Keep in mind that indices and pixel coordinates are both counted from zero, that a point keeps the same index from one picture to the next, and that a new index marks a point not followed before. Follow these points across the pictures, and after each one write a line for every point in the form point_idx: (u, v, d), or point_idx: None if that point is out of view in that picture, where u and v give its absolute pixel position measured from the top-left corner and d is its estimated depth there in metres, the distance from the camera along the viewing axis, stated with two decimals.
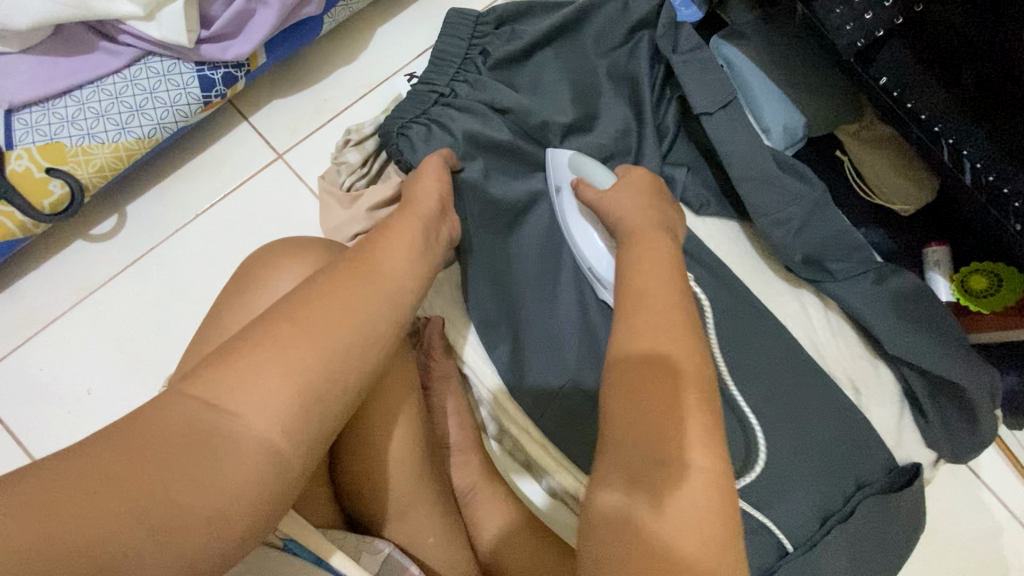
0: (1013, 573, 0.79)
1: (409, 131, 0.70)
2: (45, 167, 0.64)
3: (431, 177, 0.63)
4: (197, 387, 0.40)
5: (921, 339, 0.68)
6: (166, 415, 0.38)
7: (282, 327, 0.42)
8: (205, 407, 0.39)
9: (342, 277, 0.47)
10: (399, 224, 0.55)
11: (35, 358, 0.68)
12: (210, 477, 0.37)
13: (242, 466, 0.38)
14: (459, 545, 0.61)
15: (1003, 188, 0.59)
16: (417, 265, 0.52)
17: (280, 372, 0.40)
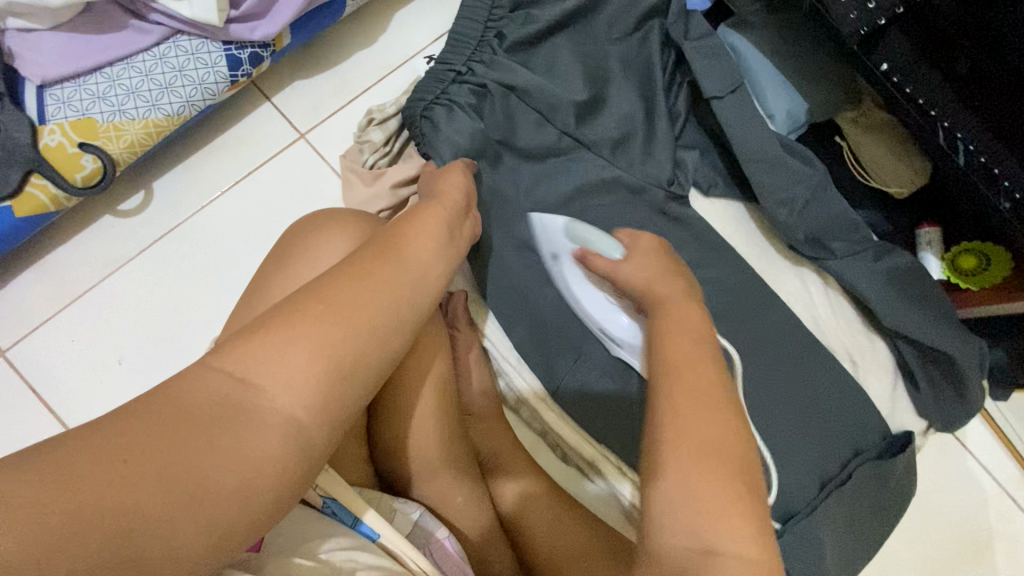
0: (996, 537, 0.85)
1: (432, 113, 0.73)
2: (78, 142, 0.65)
3: (459, 172, 0.64)
4: (233, 362, 0.41)
5: (915, 311, 0.73)
6: (227, 364, 0.41)
7: (331, 292, 0.45)
8: (234, 382, 0.40)
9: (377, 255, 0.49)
10: (425, 211, 0.56)
11: (66, 329, 0.70)
12: (273, 424, 0.40)
13: (303, 412, 0.41)
14: (483, 506, 0.64)
15: (994, 168, 0.63)
16: (445, 250, 0.54)
17: (332, 336, 0.43)
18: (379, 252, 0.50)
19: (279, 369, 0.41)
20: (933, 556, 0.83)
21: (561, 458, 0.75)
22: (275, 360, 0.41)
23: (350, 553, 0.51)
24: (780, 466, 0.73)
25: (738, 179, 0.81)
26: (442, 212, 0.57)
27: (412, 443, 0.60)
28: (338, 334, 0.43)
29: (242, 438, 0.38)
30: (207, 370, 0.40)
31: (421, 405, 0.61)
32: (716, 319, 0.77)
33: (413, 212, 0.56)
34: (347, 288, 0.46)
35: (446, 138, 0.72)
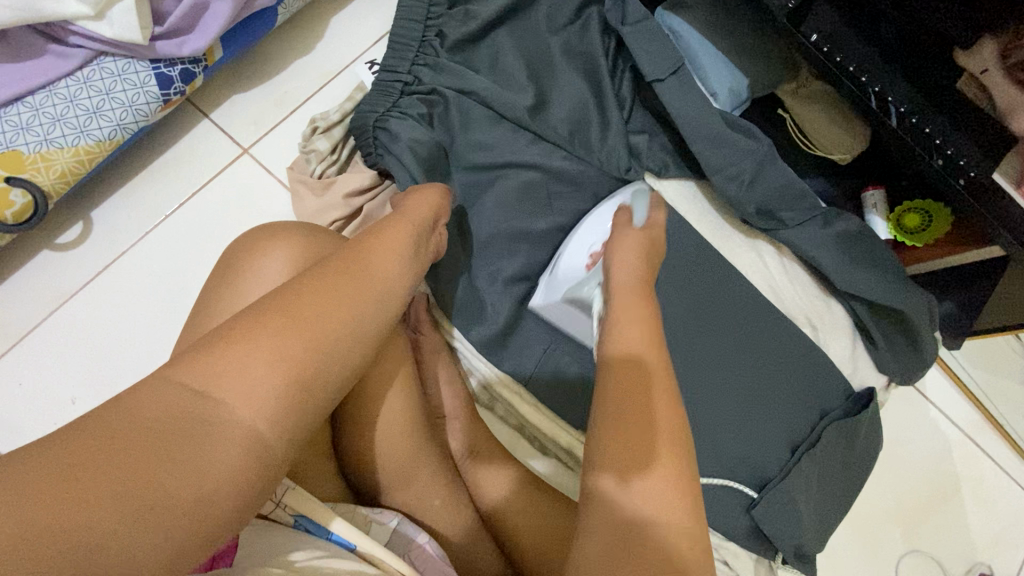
0: (960, 479, 0.88)
1: (388, 125, 0.72)
2: (5, 177, 0.63)
3: (428, 189, 0.63)
4: (173, 391, 0.39)
5: (865, 272, 0.75)
6: (176, 391, 0.39)
7: (268, 323, 0.43)
8: (193, 396, 0.39)
9: (335, 271, 0.48)
10: (391, 227, 0.55)
11: (12, 373, 0.67)
12: (225, 452, 0.38)
13: (253, 435, 0.39)
14: (464, 506, 0.64)
15: (925, 128, 0.67)
16: (402, 262, 0.53)
17: (284, 352, 0.42)
18: (338, 269, 0.49)
19: (236, 389, 0.39)
20: (908, 506, 0.87)
21: (539, 448, 0.76)
22: (231, 380, 0.40)
23: (327, 561, 0.50)
24: (751, 434, 0.75)
25: (687, 158, 0.83)
26: (410, 227, 0.56)
27: (384, 451, 0.60)
28: (277, 354, 0.41)
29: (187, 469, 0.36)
30: (158, 387, 0.39)
31: (386, 412, 0.60)
32: (676, 297, 0.78)
33: (379, 227, 0.55)
34: (291, 311, 0.44)
35: (405, 147, 0.71)
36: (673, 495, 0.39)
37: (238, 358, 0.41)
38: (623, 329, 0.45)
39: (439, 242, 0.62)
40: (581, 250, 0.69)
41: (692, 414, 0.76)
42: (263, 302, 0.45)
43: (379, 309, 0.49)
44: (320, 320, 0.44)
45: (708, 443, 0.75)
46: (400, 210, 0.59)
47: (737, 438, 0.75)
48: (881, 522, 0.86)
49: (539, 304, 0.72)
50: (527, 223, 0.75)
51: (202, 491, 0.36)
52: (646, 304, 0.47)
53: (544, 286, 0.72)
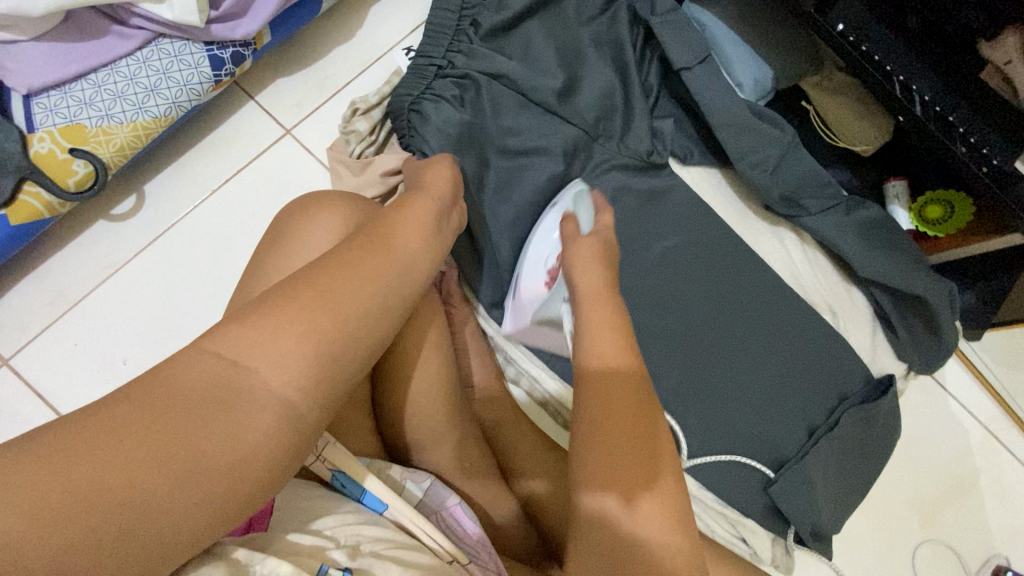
0: (978, 471, 0.89)
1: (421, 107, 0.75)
2: (68, 148, 0.67)
3: (443, 165, 0.64)
4: (221, 345, 0.41)
5: (886, 259, 0.77)
6: (241, 331, 0.42)
7: (324, 278, 0.46)
8: (255, 341, 0.42)
9: (381, 237, 0.51)
10: (414, 202, 0.57)
11: (67, 335, 0.71)
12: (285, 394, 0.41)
13: (306, 380, 0.42)
14: (491, 473, 0.67)
15: (948, 116, 0.69)
16: (434, 236, 0.55)
17: (333, 309, 0.44)
18: (383, 234, 0.52)
19: (294, 334, 0.42)
20: (925, 496, 0.87)
21: (563, 424, 0.78)
22: (286, 328, 0.42)
23: (354, 528, 0.52)
24: (768, 415, 0.77)
25: (713, 146, 0.85)
26: (429, 203, 0.57)
27: (416, 415, 0.63)
28: (330, 309, 0.44)
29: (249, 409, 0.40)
30: (223, 336, 0.42)
31: (420, 376, 0.62)
32: (698, 281, 0.81)
33: (403, 203, 0.56)
34: (342, 268, 0.47)
35: (434, 129, 0.75)
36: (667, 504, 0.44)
37: (296, 308, 0.43)
38: (596, 348, 0.49)
39: (460, 217, 0.62)
40: (535, 270, 0.70)
41: (711, 394, 0.77)
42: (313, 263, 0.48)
43: (418, 273, 0.52)
44: (365, 277, 0.47)
45: (726, 423, 0.77)
46: (421, 186, 0.60)
47: (753, 419, 0.77)
48: (897, 511, 0.86)
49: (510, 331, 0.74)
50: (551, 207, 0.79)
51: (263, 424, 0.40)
52: (615, 330, 0.50)
53: (512, 309, 0.74)
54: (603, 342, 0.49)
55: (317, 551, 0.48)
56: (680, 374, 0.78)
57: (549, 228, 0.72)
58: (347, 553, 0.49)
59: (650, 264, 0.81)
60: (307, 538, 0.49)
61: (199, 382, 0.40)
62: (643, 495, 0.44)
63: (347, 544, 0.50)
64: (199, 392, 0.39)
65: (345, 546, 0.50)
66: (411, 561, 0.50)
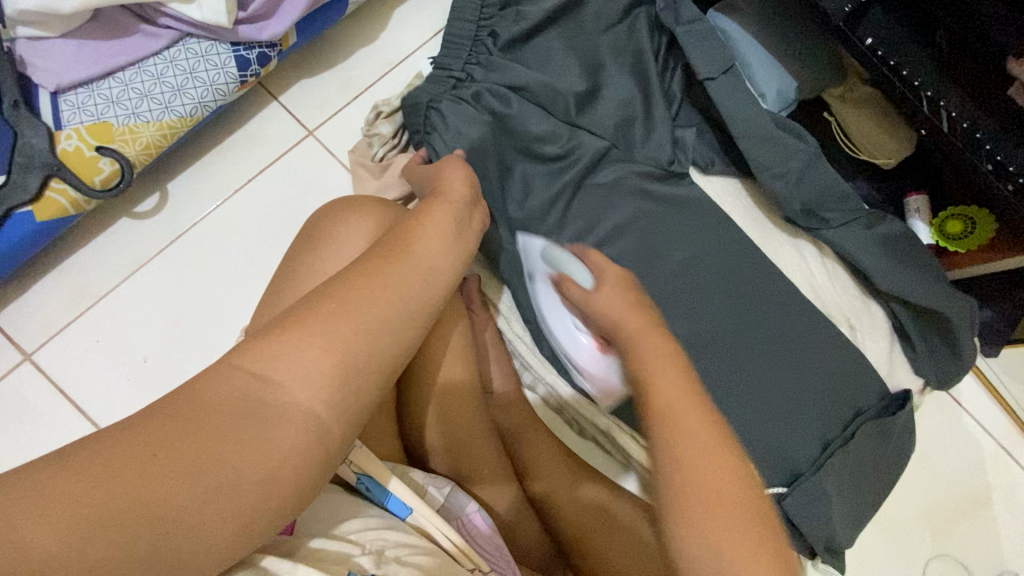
0: (991, 489, 0.89)
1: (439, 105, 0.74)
2: (95, 146, 0.67)
3: (455, 166, 0.64)
4: (247, 361, 0.41)
5: (908, 273, 0.76)
6: (273, 340, 0.42)
7: (355, 284, 0.46)
8: (285, 350, 0.42)
9: (403, 241, 0.51)
10: (435, 209, 0.56)
11: (89, 331, 0.71)
12: (316, 406, 0.41)
13: (334, 392, 0.42)
14: (508, 480, 0.67)
15: (976, 133, 0.68)
16: (456, 244, 0.54)
17: (364, 318, 0.44)
18: (404, 241, 0.51)
19: (322, 343, 0.42)
20: (937, 512, 0.87)
21: (579, 432, 0.79)
22: (317, 335, 0.42)
23: (378, 532, 0.52)
24: (784, 427, 0.77)
25: (734, 156, 0.84)
26: (449, 207, 0.57)
27: (435, 421, 0.63)
28: (360, 319, 0.44)
29: (279, 417, 0.40)
30: (255, 345, 0.42)
31: (445, 378, 0.63)
32: (717, 291, 0.81)
33: (421, 209, 0.56)
34: (373, 274, 0.47)
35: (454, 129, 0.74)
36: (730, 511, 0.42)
37: (330, 316, 0.43)
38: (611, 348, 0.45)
39: (482, 219, 0.61)
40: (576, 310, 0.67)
41: (727, 406, 0.77)
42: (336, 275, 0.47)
43: (448, 280, 0.51)
44: (390, 284, 0.47)
45: (740, 436, 0.77)
46: (438, 192, 0.59)
47: (768, 431, 0.77)
48: (910, 527, 0.86)
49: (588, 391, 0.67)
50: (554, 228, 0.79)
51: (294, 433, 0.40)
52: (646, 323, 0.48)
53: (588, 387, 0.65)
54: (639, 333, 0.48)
55: (344, 554, 0.48)
56: None
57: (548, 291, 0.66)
58: (372, 559, 0.48)
59: (669, 273, 0.80)
60: (332, 543, 0.49)
61: (232, 392, 0.40)
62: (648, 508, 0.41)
63: (371, 548, 0.50)
64: (231, 400, 0.40)
65: (370, 550, 0.50)
66: (432, 569, 0.50)
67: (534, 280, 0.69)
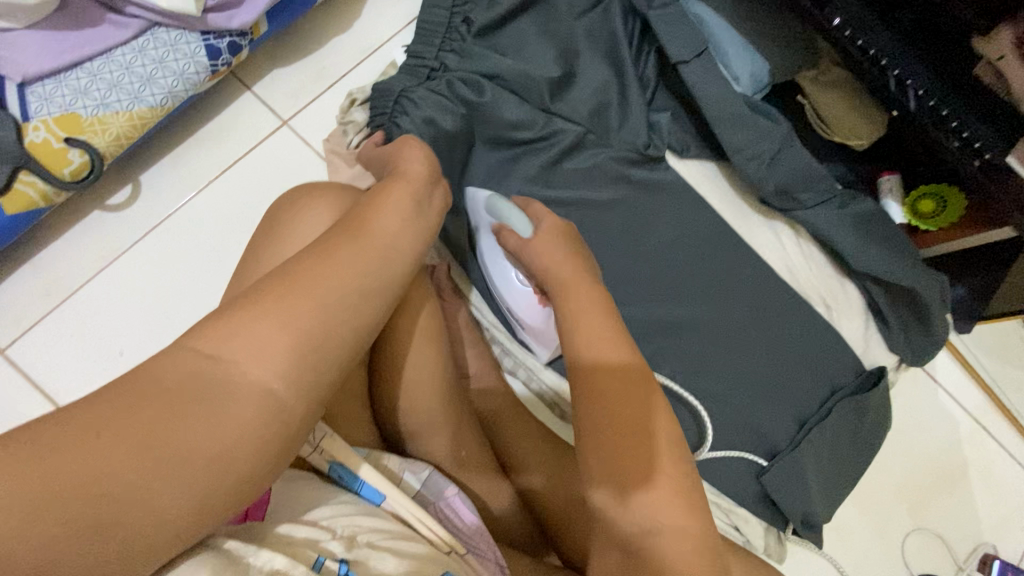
0: (966, 462, 0.90)
1: (412, 93, 0.74)
2: (63, 138, 0.66)
3: (414, 147, 0.62)
4: (207, 342, 0.41)
5: (878, 251, 0.77)
6: (234, 319, 0.42)
7: (324, 265, 0.46)
8: (237, 335, 0.42)
9: (370, 223, 0.51)
10: (392, 189, 0.56)
11: (63, 325, 0.71)
12: (279, 387, 0.42)
13: (296, 374, 0.42)
14: (489, 463, 0.67)
15: (942, 110, 0.69)
16: (417, 223, 0.54)
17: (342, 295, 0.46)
18: (370, 224, 0.51)
19: (282, 321, 0.43)
20: (914, 486, 0.89)
21: (560, 416, 0.79)
22: (281, 313, 0.43)
23: (351, 518, 0.52)
24: (761, 404, 0.78)
25: (709, 140, 0.85)
26: (405, 186, 0.56)
27: (413, 406, 0.63)
28: (329, 298, 0.45)
29: (248, 396, 0.41)
30: (226, 324, 0.42)
31: (415, 366, 0.63)
32: (693, 273, 0.81)
33: (380, 190, 0.55)
34: (345, 252, 0.48)
35: (427, 116, 0.74)
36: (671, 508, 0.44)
37: (295, 299, 0.44)
38: (591, 339, 0.49)
39: (443, 195, 0.60)
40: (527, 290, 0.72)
41: (704, 387, 0.79)
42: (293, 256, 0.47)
43: (411, 261, 0.52)
44: (357, 267, 0.47)
45: (718, 416, 0.78)
46: (399, 172, 0.59)
47: (745, 410, 0.78)
48: (888, 502, 0.88)
49: (542, 356, 0.77)
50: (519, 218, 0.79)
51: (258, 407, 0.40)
52: (600, 330, 0.50)
53: (530, 337, 0.75)
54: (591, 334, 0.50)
55: (312, 542, 0.48)
56: (672, 366, 0.79)
57: (494, 248, 0.73)
58: (343, 544, 0.49)
59: (644, 257, 0.82)
60: (304, 530, 0.49)
61: (194, 374, 0.40)
62: (641, 495, 0.44)
63: (343, 534, 0.50)
64: (196, 377, 0.40)
65: (342, 536, 0.50)
66: (408, 554, 0.51)
67: (480, 235, 0.74)
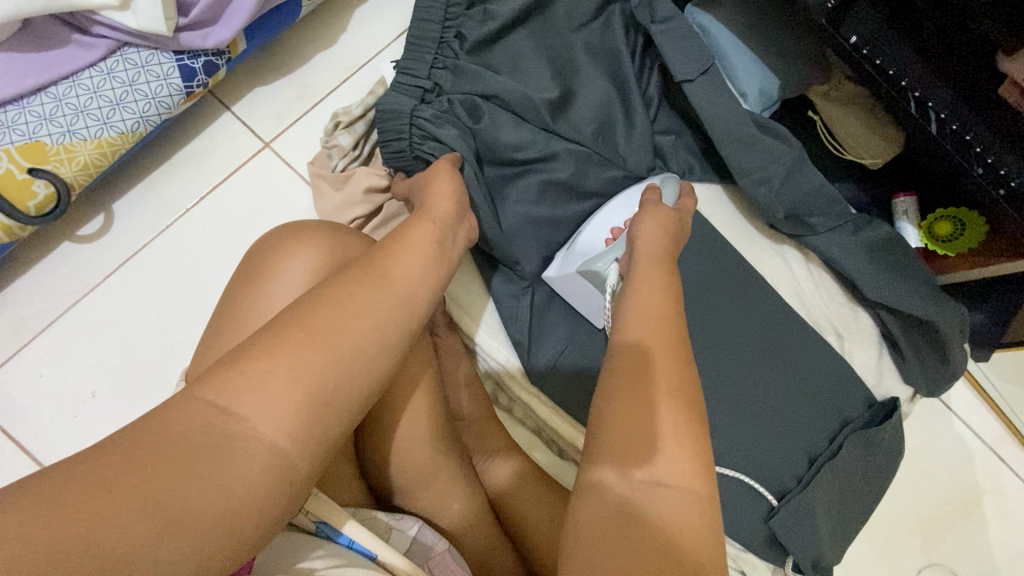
0: (982, 492, 0.87)
1: (418, 114, 0.68)
2: (27, 168, 0.62)
3: (446, 178, 0.60)
4: (215, 390, 0.37)
5: (893, 281, 0.74)
6: (210, 381, 0.38)
7: (311, 317, 0.41)
8: (217, 413, 0.37)
9: (364, 267, 0.46)
10: (415, 228, 0.51)
11: (32, 365, 0.67)
12: (243, 477, 0.36)
13: (261, 463, 0.37)
14: (483, 513, 0.63)
15: (966, 134, 0.65)
16: (438, 264, 0.50)
17: (330, 356, 0.40)
18: (368, 269, 0.46)
19: (282, 384, 0.38)
20: (927, 518, 0.85)
21: (558, 453, 0.76)
22: (280, 373, 0.38)
23: (342, 570, 0.49)
24: (772, 439, 0.74)
25: (714, 160, 0.81)
26: (424, 225, 0.52)
27: (404, 455, 0.59)
28: (317, 360, 0.39)
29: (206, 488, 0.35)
30: (182, 404, 0.37)
31: (409, 410, 0.59)
32: (700, 302, 0.77)
33: (399, 231, 0.51)
34: (333, 302, 0.42)
35: (437, 139, 0.68)
36: (687, 501, 0.37)
37: (271, 369, 0.38)
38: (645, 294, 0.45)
39: (466, 236, 0.57)
40: (601, 227, 0.70)
41: (713, 422, 0.74)
42: (304, 296, 0.43)
43: (420, 304, 0.47)
44: (361, 313, 0.42)
45: (728, 453, 0.73)
46: (424, 208, 0.56)
47: (754, 447, 0.74)
48: (900, 536, 0.84)
49: (551, 277, 0.72)
50: (524, 243, 0.74)
51: (217, 501, 0.35)
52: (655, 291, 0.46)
53: (559, 256, 0.72)
54: (646, 301, 0.45)
55: None
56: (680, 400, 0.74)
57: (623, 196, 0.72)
58: None
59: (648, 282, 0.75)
60: None
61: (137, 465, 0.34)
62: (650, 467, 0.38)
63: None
64: (172, 435, 0.35)
65: None
66: None
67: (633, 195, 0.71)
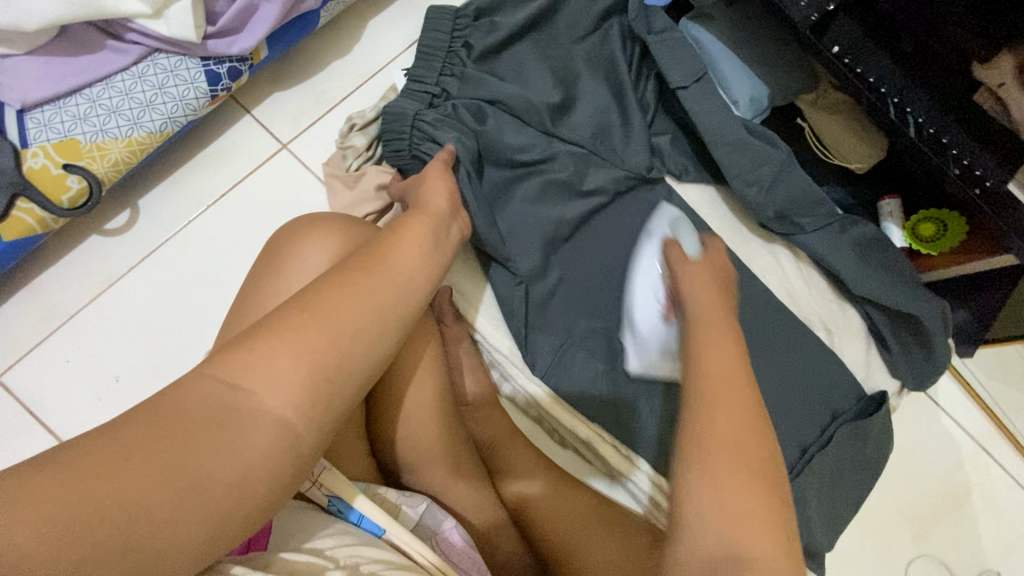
0: (970, 486, 0.89)
1: (423, 117, 0.73)
2: (61, 164, 0.66)
3: (437, 180, 0.64)
4: (225, 368, 0.40)
5: (876, 277, 0.77)
6: (238, 349, 0.41)
7: (330, 296, 0.45)
8: (223, 388, 0.40)
9: (368, 255, 0.50)
10: (411, 221, 0.56)
11: (57, 350, 0.70)
12: (268, 436, 0.39)
13: (285, 423, 0.40)
14: (486, 494, 0.66)
15: (942, 138, 0.69)
16: (431, 256, 0.53)
17: (336, 334, 0.43)
18: (365, 259, 0.49)
19: (287, 361, 0.41)
20: (917, 511, 0.88)
21: (559, 441, 0.79)
22: (283, 352, 0.41)
23: (351, 548, 0.51)
24: None
25: (708, 163, 0.85)
26: (425, 220, 0.56)
27: (411, 436, 0.62)
28: (335, 333, 0.43)
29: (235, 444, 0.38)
30: (200, 377, 0.40)
31: (416, 393, 0.62)
32: None
33: (400, 224, 0.55)
34: (343, 284, 0.46)
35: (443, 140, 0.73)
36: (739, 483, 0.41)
37: (292, 340, 0.42)
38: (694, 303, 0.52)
39: (460, 232, 0.60)
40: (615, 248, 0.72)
41: None
42: (320, 278, 0.47)
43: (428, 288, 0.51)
44: (376, 291, 0.46)
45: None
46: (418, 206, 0.60)
47: None
48: (891, 527, 0.87)
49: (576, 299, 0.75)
50: (526, 240, 0.78)
51: (244, 455, 0.38)
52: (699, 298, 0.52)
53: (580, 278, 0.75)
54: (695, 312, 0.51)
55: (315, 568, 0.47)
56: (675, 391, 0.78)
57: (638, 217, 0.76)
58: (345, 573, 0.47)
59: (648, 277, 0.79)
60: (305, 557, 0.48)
61: (174, 422, 0.38)
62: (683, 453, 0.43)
63: (344, 556, 0.50)
64: (204, 395, 0.39)
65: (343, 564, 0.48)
66: None
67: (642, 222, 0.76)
